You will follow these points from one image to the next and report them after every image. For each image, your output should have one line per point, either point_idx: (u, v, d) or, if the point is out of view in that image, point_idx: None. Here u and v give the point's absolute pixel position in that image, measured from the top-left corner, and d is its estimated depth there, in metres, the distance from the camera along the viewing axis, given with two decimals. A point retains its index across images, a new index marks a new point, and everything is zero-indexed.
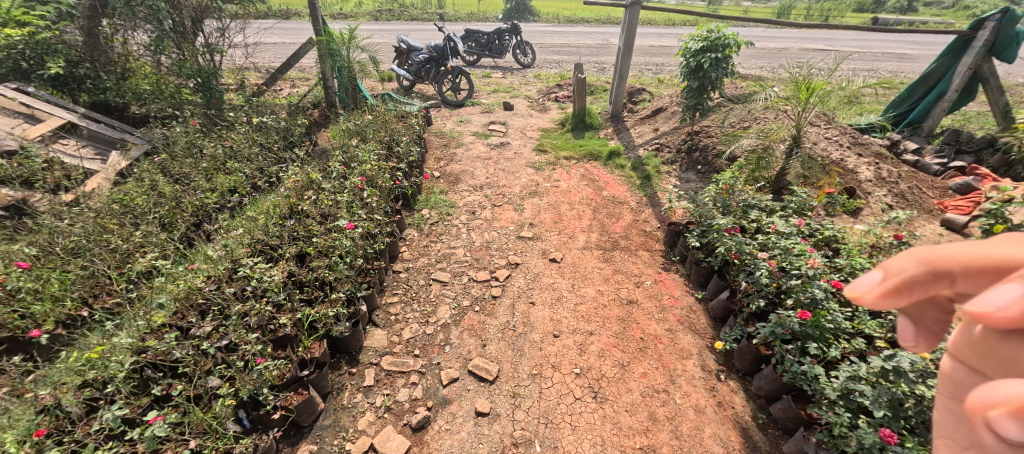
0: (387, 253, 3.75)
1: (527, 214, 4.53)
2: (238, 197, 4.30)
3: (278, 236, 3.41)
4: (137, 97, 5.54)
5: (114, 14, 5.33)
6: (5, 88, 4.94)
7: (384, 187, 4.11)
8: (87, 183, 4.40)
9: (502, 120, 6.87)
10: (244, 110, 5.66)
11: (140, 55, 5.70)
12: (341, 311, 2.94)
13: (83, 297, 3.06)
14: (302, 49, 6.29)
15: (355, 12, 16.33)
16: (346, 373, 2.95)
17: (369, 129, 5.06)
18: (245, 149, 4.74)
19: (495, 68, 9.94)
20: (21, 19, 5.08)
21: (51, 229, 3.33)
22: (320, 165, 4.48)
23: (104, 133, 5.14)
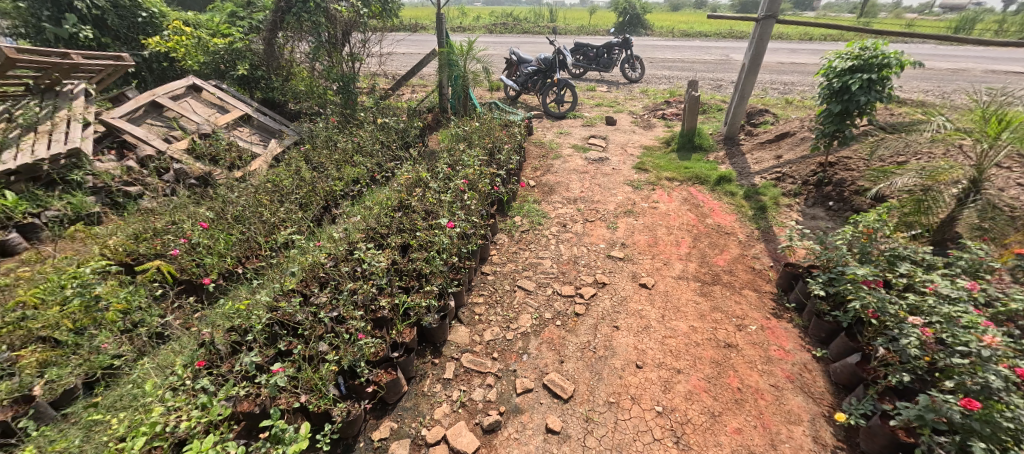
0: (478, 254, 3.89)
1: (620, 233, 4.37)
2: (358, 187, 4.83)
3: (387, 226, 3.74)
4: (294, 96, 6.61)
5: (286, 27, 6.34)
6: (208, 84, 6.18)
7: (483, 192, 4.27)
8: (249, 164, 5.30)
9: (603, 134, 6.74)
10: (371, 111, 6.31)
11: (300, 62, 6.68)
12: (433, 303, 3.11)
13: (239, 256, 3.65)
14: (425, 59, 6.85)
15: (474, 26, 17.46)
16: (430, 362, 3.12)
17: (475, 135, 5.33)
18: (367, 145, 5.30)
19: (601, 82, 9.85)
20: (224, 32, 6.61)
21: (224, 200, 4.09)
22: (429, 166, 4.82)
23: (269, 124, 6.13)
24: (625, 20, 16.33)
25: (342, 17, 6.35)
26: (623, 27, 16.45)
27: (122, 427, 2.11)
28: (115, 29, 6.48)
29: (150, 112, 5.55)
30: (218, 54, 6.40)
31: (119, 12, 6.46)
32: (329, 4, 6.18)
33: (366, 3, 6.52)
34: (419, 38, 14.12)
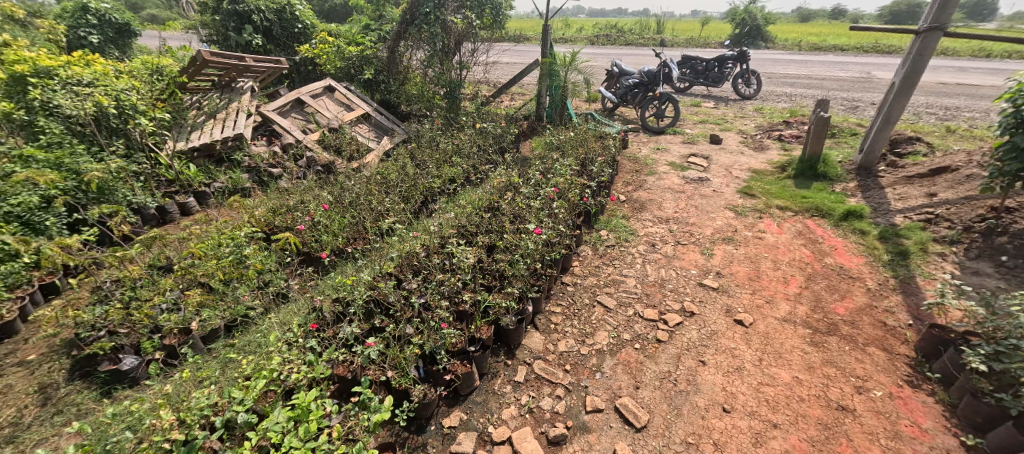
0: (560, 263, 3.87)
1: (715, 261, 4.05)
2: (453, 186, 5.11)
3: (476, 225, 3.90)
4: (407, 99, 7.24)
5: (408, 37, 6.95)
6: (340, 85, 7.05)
7: (572, 202, 4.24)
8: (363, 157, 5.90)
9: (706, 153, 6.31)
10: (472, 116, 6.62)
11: (415, 68, 7.28)
12: (512, 306, 3.17)
13: (348, 238, 4.08)
14: (528, 68, 7.00)
15: (578, 38, 17.53)
16: (503, 362, 3.17)
17: (570, 145, 5.31)
18: (465, 148, 5.58)
19: (708, 97, 9.24)
20: (358, 41, 7.43)
21: (342, 186, 4.59)
22: (521, 171, 4.92)
23: (384, 123, 6.79)
24: (743, 32, 15.16)
25: (456, 28, 6.77)
26: (739, 39, 15.42)
27: (247, 368, 2.46)
28: (278, 38, 7.83)
29: (294, 107, 6.49)
30: (351, 60, 7.24)
31: (282, 24, 7.78)
32: (446, 16, 6.62)
33: (479, 15, 6.87)
34: (524, 48, 14.56)
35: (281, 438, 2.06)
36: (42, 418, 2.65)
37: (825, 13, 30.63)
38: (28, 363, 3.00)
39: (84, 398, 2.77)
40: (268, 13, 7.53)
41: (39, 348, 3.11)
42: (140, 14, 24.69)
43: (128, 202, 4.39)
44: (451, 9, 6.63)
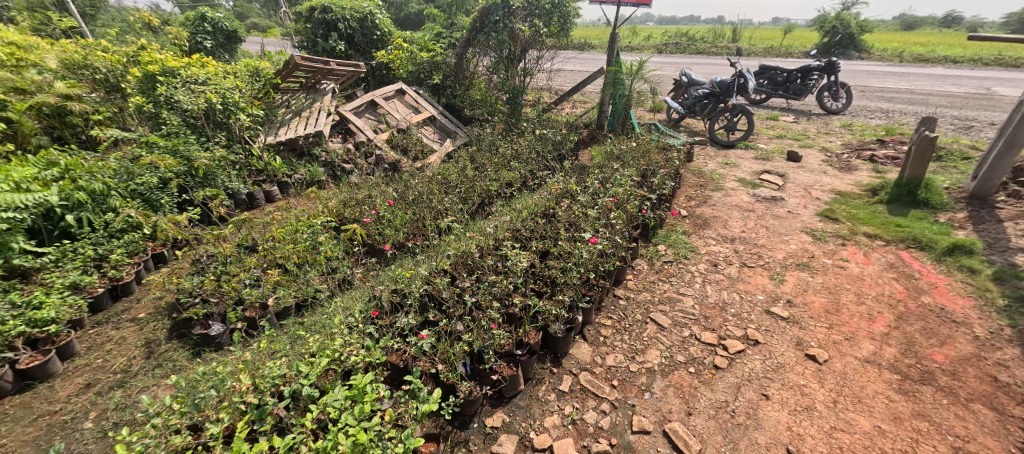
0: (614, 275, 3.77)
1: (786, 288, 3.75)
2: (511, 190, 5.17)
3: (531, 230, 3.90)
4: (472, 104, 7.47)
5: (476, 44, 7.16)
6: (410, 88, 7.42)
7: (630, 213, 4.12)
8: (426, 158, 6.16)
9: (781, 171, 5.87)
10: (533, 122, 6.66)
11: (481, 74, 7.48)
12: (562, 313, 3.14)
13: (408, 233, 4.27)
14: (592, 76, 6.90)
15: (647, 47, 17.09)
16: (548, 369, 3.15)
17: (631, 155, 5.17)
18: (524, 153, 5.62)
19: (786, 110, 8.59)
20: (430, 47, 7.78)
21: (406, 184, 4.80)
22: (579, 179, 4.86)
23: (447, 126, 7.06)
24: (835, 41, 13.91)
25: (523, 35, 6.77)
26: (829, 47, 14.18)
27: (313, 345, 2.64)
28: (359, 44, 8.44)
29: (368, 108, 6.92)
30: (422, 65, 7.60)
31: (363, 32, 8.37)
32: (515, 24, 6.68)
33: (547, 23, 6.92)
34: (590, 56, 14.45)
35: (338, 415, 2.19)
36: (145, 369, 3.04)
37: (934, 20, 27.36)
38: (138, 320, 3.45)
39: (179, 356, 3.13)
40: (352, 21, 8.14)
41: (148, 308, 3.57)
42: (245, 22, 27.64)
43: (225, 187, 4.89)
44: (519, 16, 6.68)
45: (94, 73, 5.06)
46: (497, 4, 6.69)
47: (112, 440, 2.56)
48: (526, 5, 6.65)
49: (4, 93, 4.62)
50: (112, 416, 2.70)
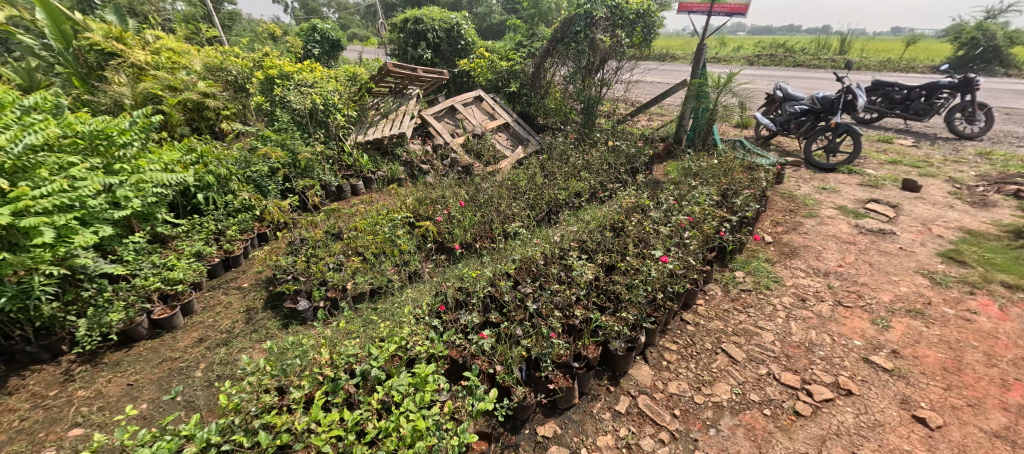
0: (683, 298, 3.57)
1: (891, 335, 3.28)
2: (579, 201, 5.12)
3: (598, 242, 3.80)
4: (546, 113, 7.57)
5: (555, 54, 7.20)
6: (489, 96, 7.66)
7: (706, 234, 3.87)
8: (497, 163, 6.34)
9: (892, 201, 5.18)
10: (607, 132, 6.54)
11: (557, 83, 7.51)
12: (624, 330, 3.03)
13: (475, 235, 4.40)
14: (675, 87, 6.59)
15: (737, 58, 16.05)
16: (605, 387, 3.06)
17: (711, 173, 4.88)
18: (596, 164, 5.54)
19: (903, 132, 7.58)
20: (510, 57, 7.97)
21: (477, 187, 4.96)
22: (652, 194, 4.67)
23: (520, 133, 7.21)
24: (974, 54, 12.00)
25: (603, 45, 6.71)
26: (965, 62, 12.27)
27: (383, 330, 2.82)
28: (444, 53, 8.92)
29: (448, 113, 7.23)
30: (500, 73, 7.82)
31: (449, 41, 8.82)
32: (595, 34, 6.66)
33: (630, 34, 6.67)
34: (673, 67, 13.87)
35: (401, 399, 2.31)
36: (244, 332, 3.45)
37: None
38: (242, 289, 3.94)
39: (272, 324, 3.52)
40: (440, 32, 8.62)
41: (251, 280, 4.06)
42: (348, 32, 30.43)
43: (320, 179, 5.42)
44: (602, 26, 6.59)
45: (228, 75, 6.02)
46: (580, 14, 6.57)
47: (215, 390, 2.94)
48: (609, 15, 6.53)
49: (161, 89, 5.41)
50: (216, 369, 3.10)
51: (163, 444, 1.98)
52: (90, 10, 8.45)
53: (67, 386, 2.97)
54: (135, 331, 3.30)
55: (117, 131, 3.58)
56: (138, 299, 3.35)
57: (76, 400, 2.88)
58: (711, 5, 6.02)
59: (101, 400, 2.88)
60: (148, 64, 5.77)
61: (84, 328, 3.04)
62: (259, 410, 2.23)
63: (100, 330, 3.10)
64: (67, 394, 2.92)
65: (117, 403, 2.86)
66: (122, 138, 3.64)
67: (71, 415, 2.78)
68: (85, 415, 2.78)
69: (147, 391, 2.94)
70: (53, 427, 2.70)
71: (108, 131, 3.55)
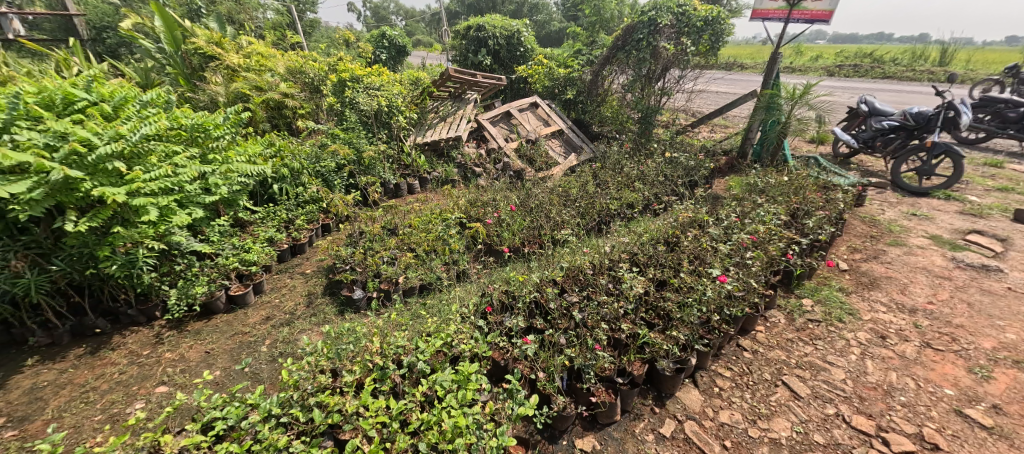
0: (741, 322, 3.35)
1: (992, 388, 2.88)
2: (632, 212, 4.98)
3: (649, 255, 3.66)
4: (601, 121, 7.51)
5: (615, 62, 7.05)
6: (546, 103, 7.68)
7: (771, 256, 3.62)
8: (549, 169, 6.33)
9: (999, 233, 4.57)
10: (665, 143, 6.32)
11: (615, 91, 7.36)
12: (674, 350, 2.89)
13: (523, 240, 4.40)
14: (743, 98, 6.24)
15: (815, 69, 14.93)
16: (650, 407, 2.94)
17: (778, 190, 4.57)
18: (651, 175, 5.36)
19: (1017, 156, 6.67)
20: (570, 64, 7.94)
21: (528, 192, 4.98)
22: (711, 209, 4.45)
23: (574, 140, 7.15)
24: None
25: (666, 53, 6.45)
26: None
27: (430, 325, 2.89)
28: (503, 59, 9.07)
29: (503, 118, 7.32)
30: (558, 80, 7.90)
31: (509, 48, 8.96)
32: (659, 41, 6.42)
33: (696, 41, 6.42)
34: (742, 77, 13.15)
35: (443, 394, 2.36)
36: (305, 315, 3.68)
37: None
38: (305, 274, 4.22)
39: (329, 310, 3.73)
40: (501, 39, 8.79)
41: (313, 266, 4.34)
42: (414, 39, 31.89)
43: (380, 176, 5.70)
44: (665, 34, 6.37)
45: (307, 78, 6.31)
46: (643, 21, 6.43)
47: (277, 365, 3.15)
48: (674, 23, 6.33)
49: (249, 89, 5.95)
50: (280, 346, 3.33)
51: (232, 409, 2.19)
52: (196, 18, 9.53)
53: (157, 348, 3.33)
54: (214, 304, 3.64)
55: (213, 126, 3.94)
56: (219, 276, 3.70)
57: (163, 361, 3.21)
58: (789, 12, 5.67)
59: (184, 363, 3.19)
60: (240, 66, 6.39)
61: (174, 297, 3.40)
62: (315, 389, 2.37)
63: (186, 300, 3.44)
64: (157, 354, 3.26)
65: (196, 367, 3.15)
66: (216, 132, 4.01)
67: (159, 373, 3.10)
68: (170, 374, 3.09)
69: (220, 359, 3.22)
70: (144, 382, 3.03)
71: (206, 125, 3.91)
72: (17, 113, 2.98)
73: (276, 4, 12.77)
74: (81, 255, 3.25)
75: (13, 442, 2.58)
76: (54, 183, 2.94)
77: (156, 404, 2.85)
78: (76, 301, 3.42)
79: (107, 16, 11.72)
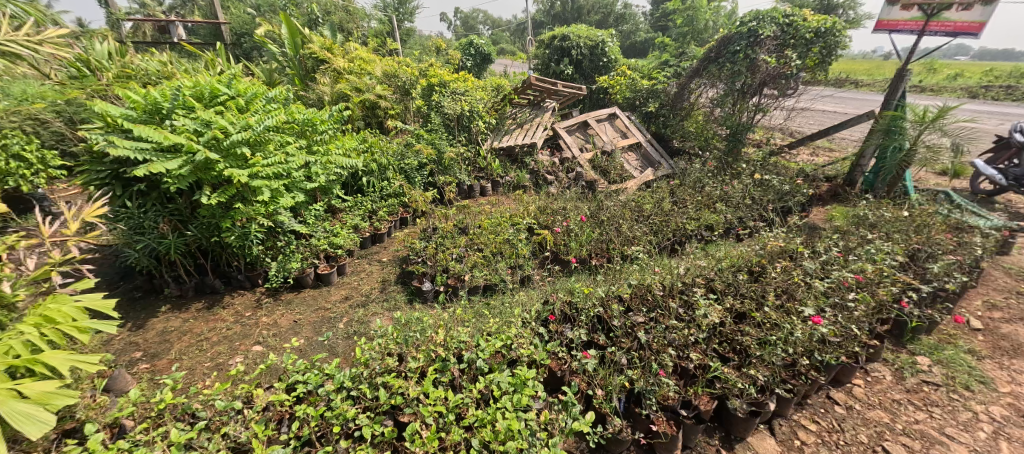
0: (834, 371, 2.97)
1: None
2: (711, 234, 4.67)
3: (728, 283, 3.36)
4: (683, 136, 7.19)
5: (705, 75, 6.65)
6: (626, 115, 7.50)
7: (880, 301, 3.18)
8: (623, 182, 6.17)
9: None
10: (756, 164, 5.85)
11: (702, 106, 6.97)
12: (749, 390, 2.63)
13: (590, 252, 4.32)
14: (856, 119, 5.60)
15: (951, 89, 12.94)
16: (716, 447, 2.71)
17: (892, 226, 4.02)
18: (737, 197, 4.99)
19: None
20: (656, 76, 7.67)
21: (600, 204, 4.88)
22: (806, 239, 4.02)
23: (652, 155, 6.90)
24: None
25: (766, 67, 5.96)
26: None
27: (492, 325, 2.92)
28: (585, 69, 9.02)
29: (580, 128, 7.26)
30: (640, 92, 7.69)
31: (591, 58, 8.91)
32: (759, 54, 5.94)
33: (802, 55, 5.87)
34: (857, 95, 11.73)
35: (500, 395, 2.38)
36: (379, 299, 3.93)
37: None
38: (382, 263, 4.50)
39: (400, 298, 3.94)
40: (584, 48, 8.76)
41: (390, 256, 4.62)
42: (499, 47, 32.97)
43: (456, 177, 5.93)
44: (767, 47, 5.91)
45: (399, 82, 6.68)
46: (742, 32, 6.05)
47: (351, 342, 3.39)
48: (778, 34, 5.86)
49: (349, 89, 6.52)
50: (355, 325, 3.58)
51: (312, 376, 2.41)
52: (313, 26, 10.74)
53: (257, 312, 3.74)
54: (303, 280, 4.02)
55: (319, 121, 4.36)
56: (311, 255, 4.08)
57: (260, 324, 3.59)
58: (925, 23, 4.99)
59: (276, 328, 3.55)
60: (344, 69, 7.02)
61: (274, 269, 3.85)
62: (382, 369, 2.52)
63: (283, 273, 3.88)
64: (256, 318, 3.66)
65: (286, 334, 3.49)
66: (321, 127, 4.44)
67: (255, 334, 3.47)
68: (264, 337, 3.45)
69: (305, 330, 3.53)
70: (244, 340, 3.41)
71: (314, 121, 4.34)
72: (177, 102, 3.54)
73: (380, 15, 14.01)
74: (209, 225, 3.77)
75: (145, 374, 3.05)
76: (197, 163, 3.45)
77: (251, 361, 3.20)
78: (201, 262, 3.97)
79: (245, 24, 13.62)
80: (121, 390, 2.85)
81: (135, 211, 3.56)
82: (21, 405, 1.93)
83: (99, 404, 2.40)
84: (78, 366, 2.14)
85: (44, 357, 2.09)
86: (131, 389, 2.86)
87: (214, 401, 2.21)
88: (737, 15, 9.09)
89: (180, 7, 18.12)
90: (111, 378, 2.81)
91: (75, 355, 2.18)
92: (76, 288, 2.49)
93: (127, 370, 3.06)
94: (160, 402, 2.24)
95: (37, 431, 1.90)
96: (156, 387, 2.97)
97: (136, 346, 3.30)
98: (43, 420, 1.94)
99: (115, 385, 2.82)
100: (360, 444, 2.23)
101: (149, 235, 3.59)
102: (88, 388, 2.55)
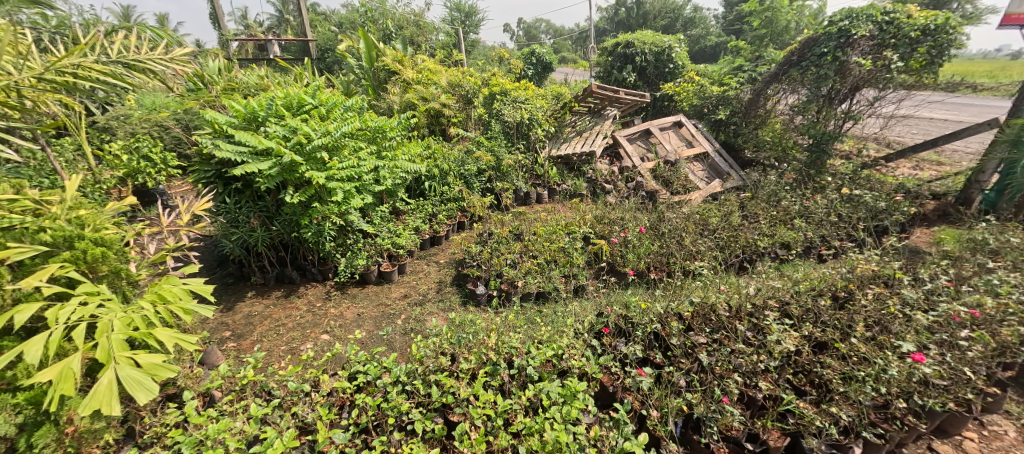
0: (938, 419, 2.55)
1: None
2: (785, 252, 4.28)
3: (806, 308, 3.02)
4: (757, 145, 6.76)
5: (785, 79, 6.12)
6: (692, 124, 7.15)
7: (1003, 342, 2.69)
8: (687, 193, 5.87)
9: None
10: (844, 176, 5.27)
11: (780, 113, 6.42)
12: (830, 429, 2.32)
13: (648, 264, 4.12)
14: (973, 128, 4.86)
15: None
16: None
17: (1019, 254, 3.41)
18: (819, 214, 4.51)
19: None
20: (728, 82, 7.23)
21: (661, 215, 4.63)
22: (903, 262, 3.53)
23: (720, 165, 6.48)
24: None
25: (859, 70, 5.39)
26: None
27: (544, 333, 2.86)
28: (649, 76, 8.76)
29: (642, 136, 7.01)
30: (709, 99, 7.22)
31: (657, 65, 8.63)
32: (850, 56, 5.37)
33: (905, 56, 5.20)
34: (975, 101, 10.19)
35: (549, 404, 2.33)
36: (435, 299, 4.04)
37: None
38: (439, 264, 4.63)
39: (455, 299, 4.03)
40: (649, 55, 8.50)
41: (446, 258, 4.74)
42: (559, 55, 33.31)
43: (513, 183, 5.98)
44: (861, 48, 5.33)
45: (463, 91, 6.93)
46: (831, 33, 5.50)
47: (408, 339, 3.50)
48: (875, 34, 5.29)
49: (416, 97, 6.86)
50: (411, 322, 3.70)
51: (372, 367, 2.52)
52: (388, 41, 11.53)
53: (326, 303, 3.99)
54: (368, 276, 4.23)
55: (389, 128, 4.58)
56: (376, 253, 4.29)
57: (328, 315, 3.83)
58: None
59: (342, 319, 3.76)
60: (413, 80, 7.38)
61: (343, 265, 4.10)
62: (435, 368, 2.58)
63: (351, 269, 4.13)
64: (325, 309, 3.90)
65: (349, 325, 3.69)
66: (391, 133, 4.67)
67: (323, 324, 3.70)
68: (331, 327, 3.66)
69: (367, 323, 3.71)
70: (314, 328, 3.65)
71: (384, 127, 4.57)
72: (271, 111, 3.92)
73: (448, 28, 14.81)
74: (290, 222, 4.10)
75: (232, 351, 3.36)
76: (284, 165, 3.78)
77: (320, 348, 3.41)
78: (282, 255, 4.32)
79: (330, 40, 15.02)
80: (213, 364, 3.16)
81: (233, 206, 3.97)
82: (134, 371, 2.13)
83: (195, 375, 2.72)
84: (181, 342, 2.33)
85: (155, 331, 2.30)
86: (220, 364, 3.17)
87: (287, 381, 2.39)
88: (823, 15, 8.36)
89: (276, 27, 20.19)
90: (205, 352, 3.13)
91: (178, 333, 2.38)
92: (185, 270, 2.73)
93: (217, 347, 3.39)
94: (244, 378, 2.46)
95: (144, 397, 2.09)
96: (240, 364, 3.27)
97: (226, 326, 3.66)
98: (148, 388, 2.12)
99: (208, 359, 3.13)
100: (412, 438, 2.29)
101: (242, 228, 3.98)
102: (187, 360, 2.81)
